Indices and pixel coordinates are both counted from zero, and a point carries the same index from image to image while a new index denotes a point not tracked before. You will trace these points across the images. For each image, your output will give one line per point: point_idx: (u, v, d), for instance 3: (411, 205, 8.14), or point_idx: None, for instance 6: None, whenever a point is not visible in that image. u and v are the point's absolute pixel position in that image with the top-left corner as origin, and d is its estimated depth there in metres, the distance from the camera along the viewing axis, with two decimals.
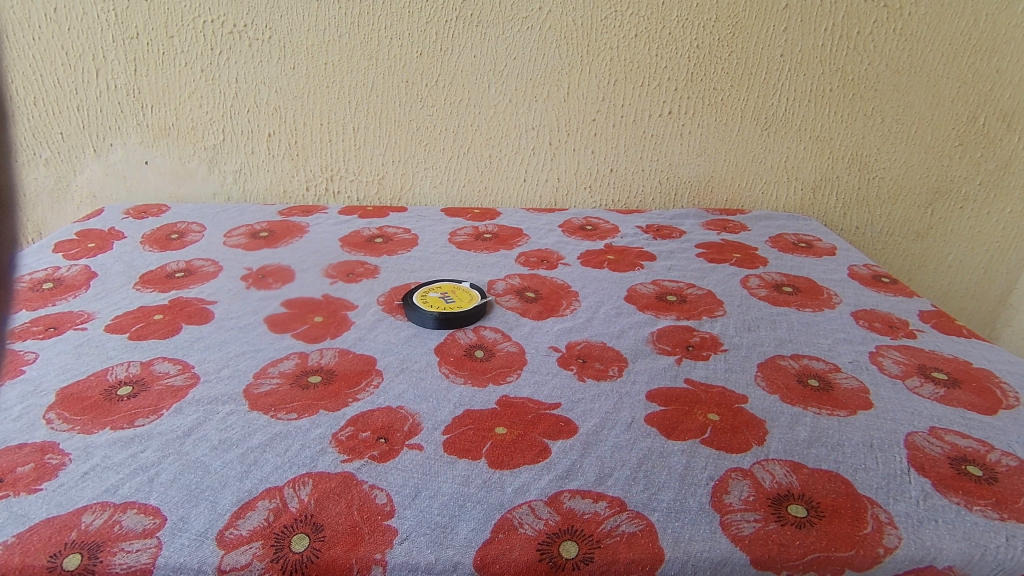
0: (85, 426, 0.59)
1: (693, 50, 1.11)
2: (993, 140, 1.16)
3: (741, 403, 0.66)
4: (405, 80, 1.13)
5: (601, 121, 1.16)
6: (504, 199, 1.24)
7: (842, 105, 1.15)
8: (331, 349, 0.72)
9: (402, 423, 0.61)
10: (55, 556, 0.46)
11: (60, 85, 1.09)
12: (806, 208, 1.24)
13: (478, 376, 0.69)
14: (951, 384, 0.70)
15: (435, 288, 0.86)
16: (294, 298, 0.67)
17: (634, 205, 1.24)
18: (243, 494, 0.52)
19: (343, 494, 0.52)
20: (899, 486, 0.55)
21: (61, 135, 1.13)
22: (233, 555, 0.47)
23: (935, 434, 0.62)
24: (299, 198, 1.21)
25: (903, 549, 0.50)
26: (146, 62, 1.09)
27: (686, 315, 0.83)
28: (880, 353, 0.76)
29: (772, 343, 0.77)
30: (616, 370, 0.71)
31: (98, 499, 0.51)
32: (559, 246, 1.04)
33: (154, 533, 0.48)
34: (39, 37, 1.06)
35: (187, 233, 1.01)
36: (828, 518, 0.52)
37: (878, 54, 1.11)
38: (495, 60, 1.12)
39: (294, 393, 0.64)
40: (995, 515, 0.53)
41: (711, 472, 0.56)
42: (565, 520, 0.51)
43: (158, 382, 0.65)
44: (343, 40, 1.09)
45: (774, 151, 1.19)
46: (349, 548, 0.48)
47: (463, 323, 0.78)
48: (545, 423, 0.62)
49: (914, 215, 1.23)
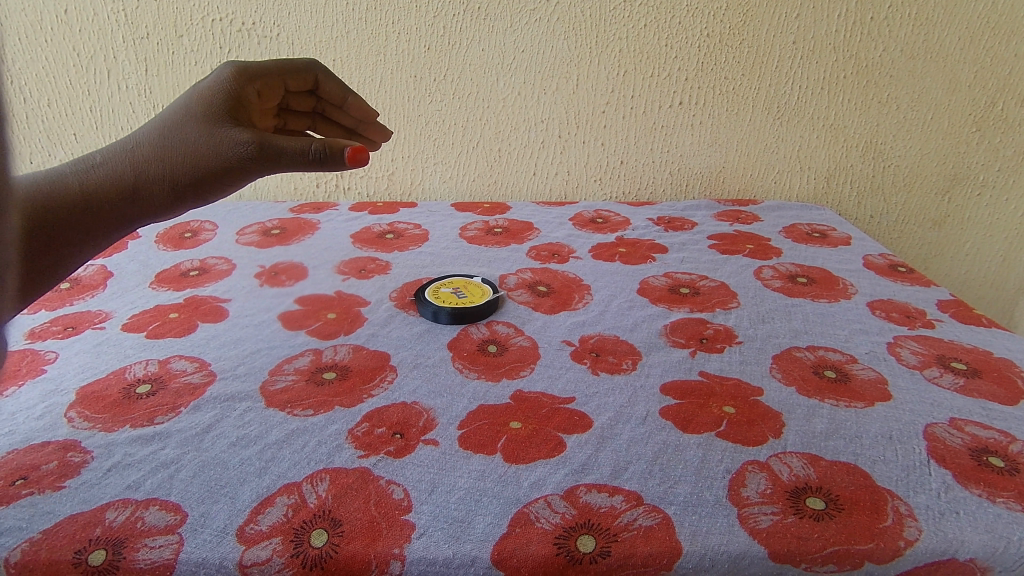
0: (106, 424, 0.59)
1: (704, 39, 1.10)
2: (1012, 125, 1.14)
3: (757, 395, 0.65)
4: (413, 75, 1.12)
5: (611, 112, 1.16)
6: (514, 193, 1.23)
7: (856, 92, 1.13)
8: (345, 346, 0.72)
9: (417, 419, 0.61)
10: (80, 552, 0.47)
11: (72, 86, 1.10)
12: (819, 197, 1.22)
13: (491, 371, 0.69)
14: (971, 374, 0.69)
15: (447, 284, 0.86)
16: None
17: (644, 197, 1.24)
18: (262, 490, 0.52)
19: (360, 490, 0.53)
20: (919, 478, 0.55)
21: (75, 137, 1.14)
22: (254, 551, 0.47)
23: (954, 425, 0.61)
24: (309, 195, 1.22)
25: (924, 542, 0.49)
26: (157, 62, 1.09)
27: (700, 307, 0.83)
28: (898, 344, 0.75)
29: (787, 335, 0.77)
30: (630, 363, 0.71)
31: (120, 496, 0.51)
32: (570, 239, 1.03)
33: (176, 529, 0.49)
34: (52, 38, 1.07)
35: (200, 232, 1.02)
36: (847, 511, 0.51)
37: (893, 39, 1.09)
38: (503, 54, 1.11)
39: (309, 389, 0.65)
40: (1018, 507, 0.52)
41: (728, 465, 0.56)
42: (582, 514, 0.51)
43: (175, 380, 0.66)
44: (351, 36, 1.09)
45: (787, 140, 1.18)
46: (368, 543, 0.48)
47: (476, 318, 0.78)
48: (560, 418, 0.61)
49: (931, 203, 1.22)
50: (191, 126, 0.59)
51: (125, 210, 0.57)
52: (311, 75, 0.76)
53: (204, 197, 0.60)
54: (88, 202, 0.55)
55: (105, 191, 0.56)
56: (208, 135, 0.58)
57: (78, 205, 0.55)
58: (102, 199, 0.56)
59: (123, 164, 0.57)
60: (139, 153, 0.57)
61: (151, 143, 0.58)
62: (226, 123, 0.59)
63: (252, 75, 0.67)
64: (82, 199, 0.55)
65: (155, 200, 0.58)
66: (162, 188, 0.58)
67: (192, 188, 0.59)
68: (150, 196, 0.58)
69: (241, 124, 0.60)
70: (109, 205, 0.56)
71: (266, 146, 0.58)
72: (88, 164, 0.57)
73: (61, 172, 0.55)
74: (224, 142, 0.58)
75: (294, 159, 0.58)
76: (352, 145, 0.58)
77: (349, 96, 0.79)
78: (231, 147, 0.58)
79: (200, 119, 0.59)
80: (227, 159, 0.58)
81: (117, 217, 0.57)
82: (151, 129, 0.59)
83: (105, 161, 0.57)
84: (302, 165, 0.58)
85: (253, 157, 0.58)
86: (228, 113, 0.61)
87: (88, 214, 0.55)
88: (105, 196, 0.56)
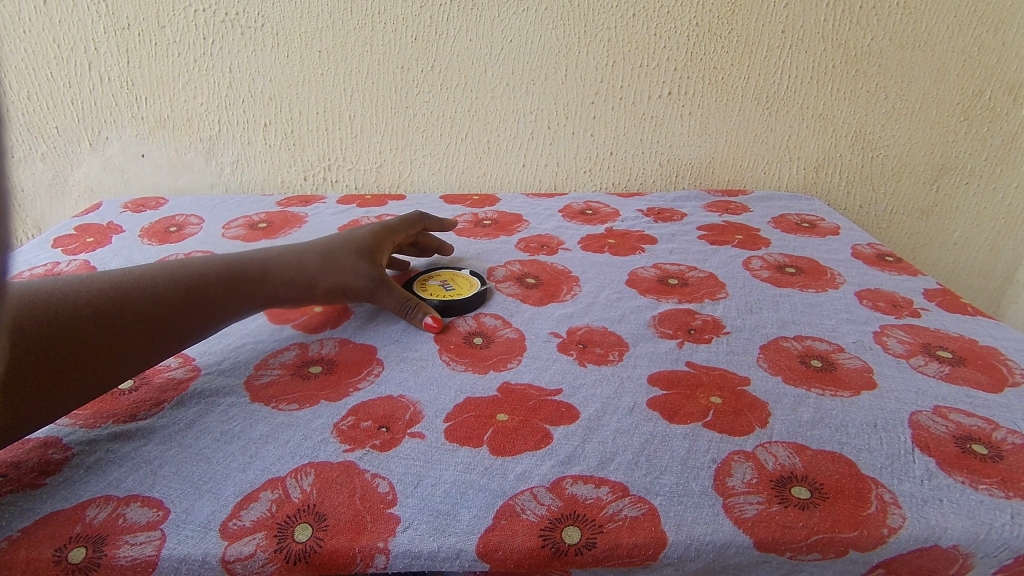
0: (88, 420, 0.59)
1: (693, 28, 1.09)
2: (999, 114, 1.15)
3: (743, 385, 0.66)
4: (401, 66, 1.11)
5: (600, 103, 1.15)
6: (504, 184, 1.23)
7: (845, 81, 1.13)
8: (331, 340, 0.72)
9: (403, 412, 0.61)
10: (60, 549, 0.46)
11: (53, 78, 1.10)
12: (809, 187, 1.22)
13: (478, 363, 0.68)
14: (956, 362, 0.70)
15: (436, 276, 0.86)
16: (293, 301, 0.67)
17: (634, 187, 1.23)
18: (246, 485, 0.52)
19: (345, 484, 0.52)
20: (903, 466, 0.55)
21: (57, 130, 1.13)
22: (237, 546, 0.47)
23: (939, 413, 0.62)
24: (296, 188, 1.21)
25: (907, 529, 0.49)
26: (139, 54, 1.08)
27: (688, 298, 0.83)
28: (884, 333, 0.75)
29: (775, 325, 0.77)
30: (617, 355, 0.71)
31: (102, 493, 0.51)
32: (560, 231, 1.03)
33: (158, 525, 0.48)
34: (31, 30, 1.06)
35: (185, 226, 1.01)
36: (831, 499, 0.52)
37: (882, 28, 1.09)
38: (491, 43, 1.10)
39: (295, 383, 0.64)
40: (1000, 494, 0.52)
41: (714, 455, 0.56)
42: (568, 506, 0.51)
43: (158, 375, 0.65)
44: (337, 26, 1.08)
45: (776, 130, 1.17)
46: (352, 537, 0.48)
47: (463, 311, 0.78)
48: (547, 409, 0.61)
49: (919, 192, 1.22)
50: (346, 255, 0.77)
51: (256, 301, 0.71)
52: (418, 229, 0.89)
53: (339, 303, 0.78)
54: (201, 301, 0.66)
55: (265, 283, 0.72)
56: (352, 265, 0.76)
57: (214, 298, 0.67)
58: (249, 294, 0.70)
59: (292, 268, 0.74)
60: (307, 258, 0.75)
61: (314, 258, 0.75)
62: (366, 258, 0.77)
63: (395, 233, 0.84)
64: (219, 295, 0.68)
65: (296, 297, 0.73)
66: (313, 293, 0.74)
67: (332, 297, 0.76)
68: (306, 297, 0.74)
69: (376, 261, 0.78)
70: (245, 303, 0.70)
71: (382, 286, 0.75)
72: (268, 256, 0.74)
73: (242, 265, 0.72)
74: (358, 275, 0.75)
75: (394, 304, 0.75)
76: (430, 314, 0.74)
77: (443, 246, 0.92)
78: (363, 276, 0.75)
79: (354, 251, 0.77)
80: (356, 283, 0.75)
81: (225, 312, 0.68)
82: (314, 249, 0.77)
83: (282, 258, 0.74)
84: (395, 310, 0.75)
85: (373, 288, 0.75)
86: (373, 252, 0.79)
87: (215, 309, 0.67)
88: (262, 293, 0.71)
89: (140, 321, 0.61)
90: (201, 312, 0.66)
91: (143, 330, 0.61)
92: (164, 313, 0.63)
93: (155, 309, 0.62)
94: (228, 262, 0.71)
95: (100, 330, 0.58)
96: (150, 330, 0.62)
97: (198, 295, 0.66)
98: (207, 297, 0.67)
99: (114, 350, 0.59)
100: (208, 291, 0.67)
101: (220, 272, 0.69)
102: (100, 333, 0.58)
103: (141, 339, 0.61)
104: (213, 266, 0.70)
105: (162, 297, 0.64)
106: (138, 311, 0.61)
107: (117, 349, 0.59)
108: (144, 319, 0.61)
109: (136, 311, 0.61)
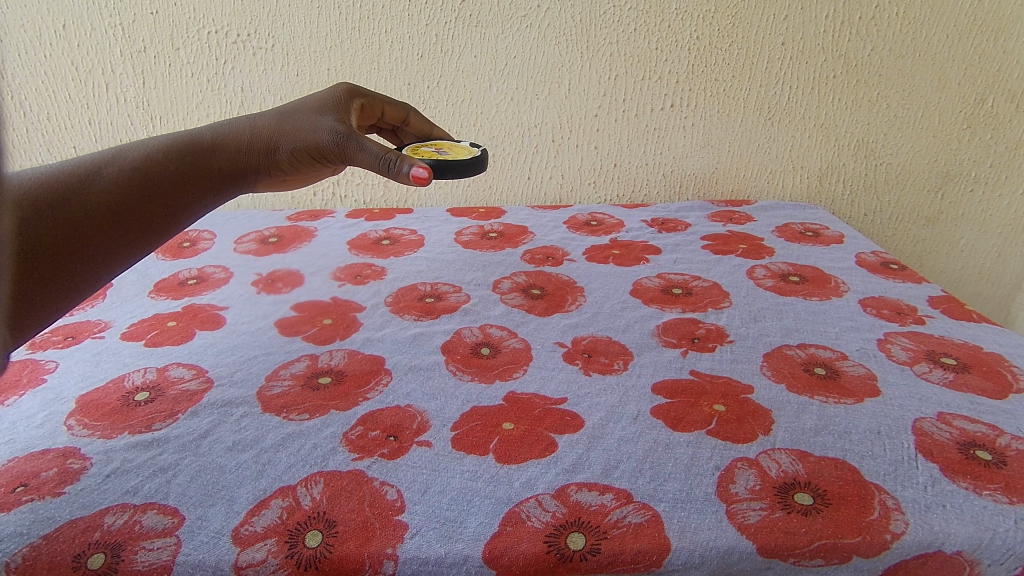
0: (106, 431, 0.60)
1: (694, 41, 1.11)
2: (1002, 121, 1.15)
3: (747, 393, 0.66)
4: (407, 82, 1.13)
5: (604, 115, 1.17)
6: (509, 197, 1.25)
7: (846, 91, 1.14)
8: (340, 351, 0.73)
9: (411, 421, 0.62)
10: (80, 556, 0.48)
11: (71, 100, 1.12)
12: (813, 196, 1.23)
13: (485, 373, 0.70)
14: (961, 369, 0.70)
15: (431, 146, 0.87)
16: (286, 320, 0.79)
17: (639, 198, 1.24)
18: (258, 492, 0.53)
19: (355, 491, 0.53)
20: (906, 472, 0.55)
21: (74, 149, 1.16)
22: (250, 553, 0.48)
23: (943, 419, 0.62)
24: (306, 203, 1.24)
25: (911, 535, 0.50)
26: (154, 74, 1.11)
27: (692, 308, 0.84)
28: (889, 340, 0.76)
29: (779, 333, 0.78)
30: (621, 364, 0.72)
31: (119, 501, 0.53)
32: (565, 242, 1.04)
33: (173, 531, 0.50)
34: (51, 53, 1.09)
35: (198, 241, 1.02)
36: (835, 505, 0.52)
37: (881, 39, 1.10)
38: (495, 59, 1.12)
39: (305, 394, 0.66)
40: (1003, 499, 0.53)
41: (717, 462, 0.57)
42: (572, 512, 0.52)
43: (173, 387, 0.67)
44: (345, 46, 1.11)
45: (778, 140, 1.18)
46: (362, 543, 0.49)
47: (457, 174, 0.78)
48: (552, 418, 0.62)
49: (923, 200, 1.22)
50: (305, 115, 0.76)
51: (217, 171, 0.72)
52: (405, 111, 0.90)
53: (311, 164, 0.78)
54: (158, 180, 0.67)
55: (219, 150, 0.73)
56: (312, 123, 0.75)
57: (175, 174, 0.68)
58: (206, 168, 0.71)
59: (246, 132, 0.74)
60: (260, 124, 0.76)
61: (268, 119, 0.76)
62: (327, 115, 0.76)
63: (365, 97, 0.85)
64: (175, 170, 0.68)
65: (260, 161, 0.75)
66: (276, 158, 0.75)
67: (298, 158, 0.76)
68: (270, 162, 0.75)
69: (339, 117, 0.77)
70: (205, 179, 0.71)
71: (351, 141, 0.73)
72: (217, 126, 0.74)
73: (192, 136, 0.72)
74: (319, 132, 0.74)
75: (370, 158, 0.72)
76: (416, 165, 0.69)
77: (432, 131, 0.94)
78: (325, 133, 0.74)
79: (313, 110, 0.77)
80: (321, 139, 0.75)
81: (194, 185, 0.70)
82: (268, 114, 0.77)
83: (233, 124, 0.75)
84: (373, 166, 0.72)
85: (340, 142, 0.74)
86: (334, 110, 0.78)
87: (180, 181, 0.68)
88: (220, 164, 0.72)
89: (110, 202, 0.63)
90: (164, 193, 0.67)
91: (115, 210, 0.63)
92: (134, 195, 0.65)
93: (123, 191, 0.64)
94: (174, 138, 0.71)
95: (75, 213, 0.60)
96: (125, 210, 0.64)
97: (158, 173, 0.67)
98: (164, 175, 0.67)
99: (94, 234, 0.61)
100: (168, 166, 0.68)
101: (174, 145, 0.70)
102: (72, 217, 0.60)
103: (116, 218, 0.63)
104: (158, 144, 0.70)
105: (123, 175, 0.65)
106: (104, 195, 0.63)
107: (95, 229, 0.61)
108: (117, 199, 0.63)
109: (104, 193, 0.63)
